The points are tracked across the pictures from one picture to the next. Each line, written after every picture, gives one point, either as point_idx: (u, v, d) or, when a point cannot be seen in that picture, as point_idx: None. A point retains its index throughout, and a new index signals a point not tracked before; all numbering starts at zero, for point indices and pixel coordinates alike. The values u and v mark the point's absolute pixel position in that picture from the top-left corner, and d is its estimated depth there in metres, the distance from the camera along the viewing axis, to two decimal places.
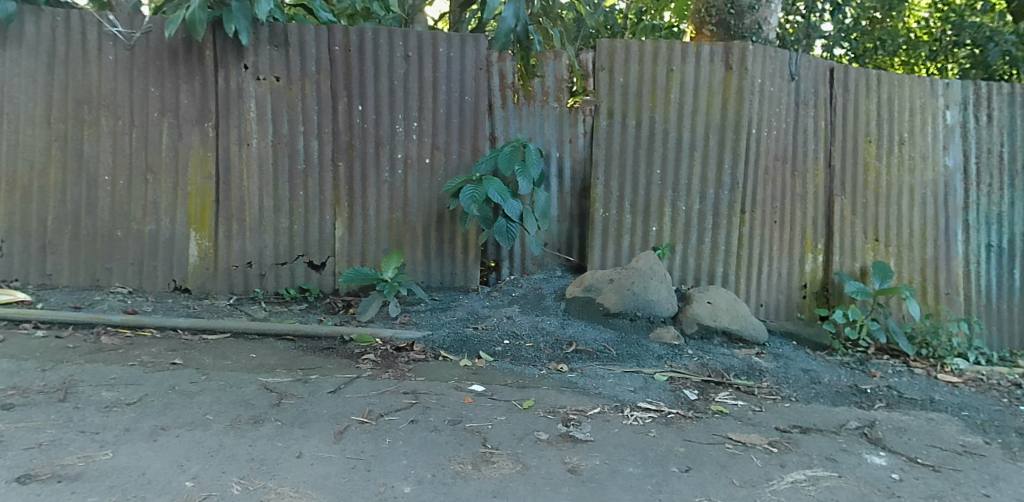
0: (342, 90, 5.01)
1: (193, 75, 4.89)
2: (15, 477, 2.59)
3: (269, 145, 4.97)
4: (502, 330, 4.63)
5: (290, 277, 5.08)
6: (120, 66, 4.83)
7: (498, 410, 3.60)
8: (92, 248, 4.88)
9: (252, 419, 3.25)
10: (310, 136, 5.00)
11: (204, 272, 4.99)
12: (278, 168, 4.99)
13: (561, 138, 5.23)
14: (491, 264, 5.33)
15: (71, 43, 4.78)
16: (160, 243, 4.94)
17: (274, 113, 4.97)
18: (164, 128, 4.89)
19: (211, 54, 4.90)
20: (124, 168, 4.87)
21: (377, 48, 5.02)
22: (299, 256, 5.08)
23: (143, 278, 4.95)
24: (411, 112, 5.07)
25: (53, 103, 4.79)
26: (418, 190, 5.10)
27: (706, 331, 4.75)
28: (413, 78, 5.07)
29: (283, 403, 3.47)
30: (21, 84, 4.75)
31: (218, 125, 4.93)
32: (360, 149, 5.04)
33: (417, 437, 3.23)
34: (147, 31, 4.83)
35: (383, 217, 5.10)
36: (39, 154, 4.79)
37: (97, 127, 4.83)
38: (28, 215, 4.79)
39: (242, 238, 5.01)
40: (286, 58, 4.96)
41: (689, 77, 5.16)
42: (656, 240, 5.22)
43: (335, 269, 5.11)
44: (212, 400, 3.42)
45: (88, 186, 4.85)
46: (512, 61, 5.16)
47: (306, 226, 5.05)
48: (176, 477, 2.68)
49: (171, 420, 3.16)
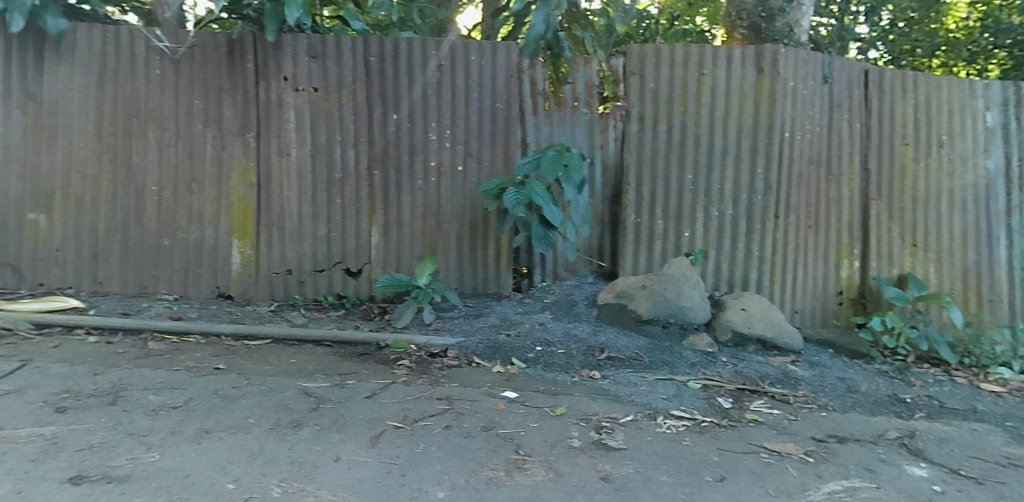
0: (377, 99, 5.12)
1: (236, 87, 5.05)
2: (68, 478, 2.61)
3: (307, 154, 5.10)
4: (534, 336, 4.67)
5: (327, 284, 5.20)
6: (167, 79, 5.00)
7: (531, 417, 3.65)
8: (140, 256, 5.06)
9: (292, 423, 3.34)
10: (346, 145, 5.12)
11: (246, 279, 5.14)
12: (316, 176, 5.12)
13: (592, 144, 5.27)
14: (523, 270, 5.38)
15: (121, 58, 4.96)
16: (204, 250, 5.10)
17: (312, 123, 5.10)
18: (208, 139, 5.05)
19: (253, 66, 5.05)
20: (170, 178, 5.05)
21: (411, 58, 5.13)
22: (337, 264, 5.20)
23: (188, 286, 5.12)
24: (444, 120, 5.15)
25: (104, 116, 4.97)
26: (451, 197, 5.18)
27: (741, 338, 4.74)
28: (446, 85, 5.15)
29: (321, 408, 3.57)
30: (73, 98, 4.94)
31: (259, 136, 5.08)
32: (395, 157, 5.14)
33: (451, 443, 3.30)
34: (192, 45, 5.01)
35: (417, 224, 5.19)
36: (90, 166, 4.98)
37: (145, 139, 5.01)
38: (80, 226, 4.98)
39: (282, 246, 5.15)
40: (323, 68, 5.09)
41: (722, 81, 5.15)
42: (689, 246, 5.21)
43: (371, 276, 5.22)
44: (253, 404, 3.52)
45: (137, 196, 5.03)
46: (543, 67, 5.21)
47: (343, 233, 5.17)
48: (219, 479, 2.75)
49: (214, 424, 3.23)
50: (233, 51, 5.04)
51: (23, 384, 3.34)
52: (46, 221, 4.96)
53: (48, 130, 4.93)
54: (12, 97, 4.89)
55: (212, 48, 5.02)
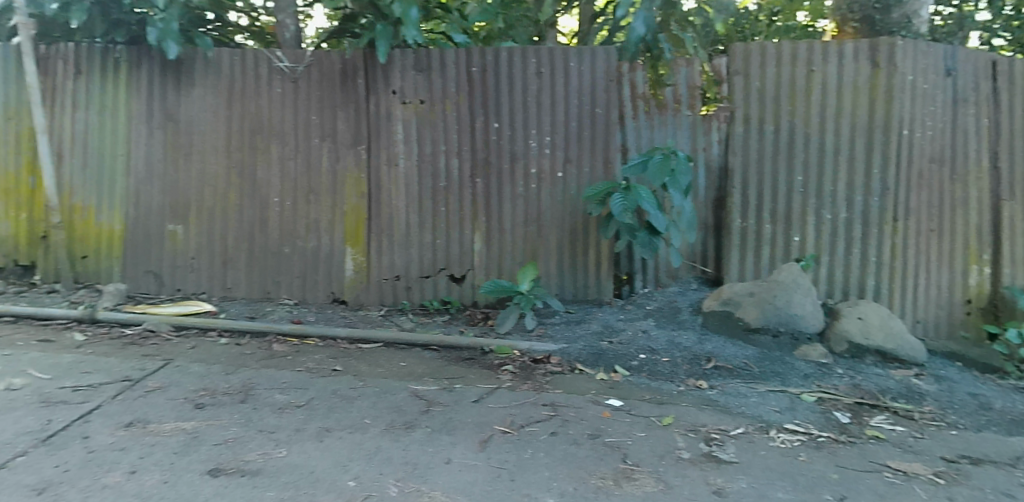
0: (479, 109, 5.22)
1: (349, 102, 5.30)
2: (208, 470, 2.68)
3: (414, 165, 5.28)
4: (638, 344, 4.62)
5: (433, 290, 5.34)
6: (287, 97, 5.32)
7: (637, 426, 3.60)
8: (264, 263, 5.39)
9: (405, 425, 3.44)
10: (450, 154, 5.25)
11: (358, 285, 5.37)
12: (422, 185, 5.28)
13: (695, 147, 5.12)
14: (623, 276, 5.32)
15: (247, 78, 5.32)
16: (320, 257, 5.38)
17: (418, 134, 5.27)
18: (323, 152, 5.33)
19: (363, 82, 5.28)
20: (290, 190, 5.35)
21: (511, 66, 5.19)
22: (441, 270, 5.33)
23: (306, 291, 5.41)
24: (545, 126, 5.19)
25: (233, 134, 5.34)
26: (551, 203, 5.21)
27: (857, 349, 4.46)
28: (546, 92, 5.19)
29: (431, 410, 3.66)
30: (205, 117, 5.33)
31: (370, 148, 5.30)
32: (496, 165, 5.22)
33: (557, 450, 3.31)
34: (309, 64, 5.30)
35: (518, 231, 5.25)
36: (220, 180, 5.35)
37: (268, 154, 5.34)
38: (213, 236, 5.38)
39: (391, 253, 5.34)
40: (428, 81, 5.25)
41: (832, 77, 4.89)
42: (799, 251, 4.98)
43: (474, 282, 5.32)
44: (369, 405, 3.66)
45: (261, 207, 5.36)
46: (642, 69, 5.14)
47: (447, 240, 5.30)
48: (340, 476, 2.81)
49: (334, 423, 3.36)
50: (345, 68, 5.29)
51: (166, 382, 3.51)
52: (183, 232, 5.38)
53: (184, 148, 5.34)
54: (154, 119, 5.34)
55: (327, 66, 5.29)
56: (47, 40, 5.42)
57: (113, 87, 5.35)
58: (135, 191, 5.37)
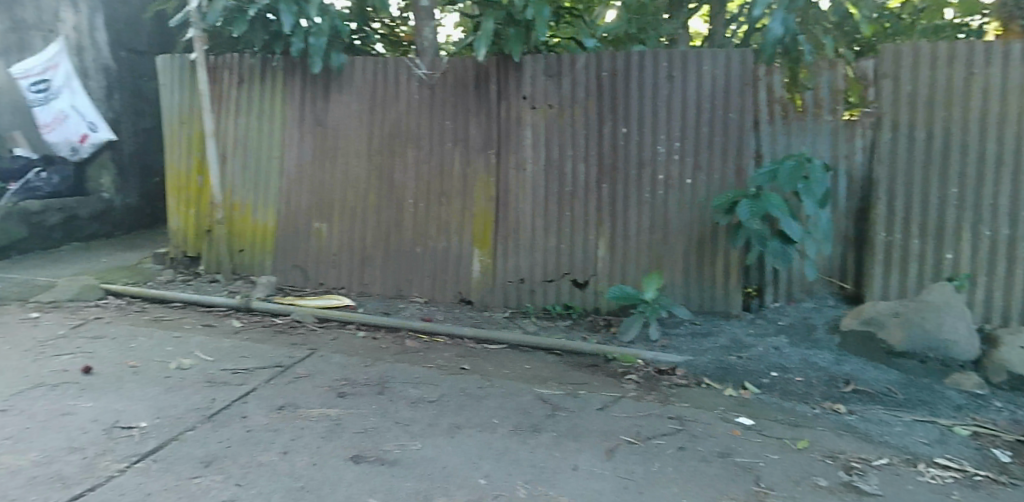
0: (607, 114, 5.14)
1: (481, 108, 5.40)
2: (350, 457, 2.76)
3: (541, 169, 5.30)
4: (769, 361, 4.40)
5: (556, 294, 5.35)
6: (424, 103, 5.51)
7: (768, 448, 3.42)
8: (398, 261, 5.63)
9: (531, 428, 3.42)
10: (576, 159, 5.22)
11: (484, 287, 5.49)
12: (548, 190, 5.30)
13: (835, 155, 4.81)
14: (752, 290, 5.08)
15: (388, 85, 5.56)
16: (449, 257, 5.54)
17: (547, 138, 5.28)
18: (456, 156, 5.48)
19: (495, 87, 5.36)
20: (423, 191, 5.54)
21: (641, 70, 5.05)
22: (564, 274, 5.33)
23: (435, 290, 5.58)
24: (674, 131, 5.01)
25: (374, 138, 5.62)
26: (679, 211, 5.04)
27: (1020, 381, 3.95)
28: (677, 97, 5.00)
29: (556, 415, 3.63)
30: (350, 123, 5.65)
31: (500, 152, 5.38)
32: (623, 171, 5.13)
33: (686, 466, 3.19)
34: (444, 71, 5.46)
35: (643, 237, 5.13)
36: (361, 182, 5.65)
37: (405, 157, 5.57)
38: (353, 234, 5.69)
39: (516, 256, 5.41)
40: (558, 86, 5.24)
41: (996, 83, 4.34)
42: (951, 270, 4.50)
43: (597, 289, 5.27)
44: (496, 405, 3.67)
45: (397, 207, 5.60)
46: (781, 73, 4.82)
47: (571, 246, 5.29)
48: (471, 474, 2.81)
49: (464, 420, 3.39)
50: (479, 75, 5.41)
51: (312, 370, 3.72)
52: (327, 230, 5.73)
53: (330, 151, 5.69)
54: (305, 124, 5.72)
55: (462, 73, 5.43)
56: (217, 52, 5.95)
57: (271, 94, 5.79)
58: (287, 190, 5.78)
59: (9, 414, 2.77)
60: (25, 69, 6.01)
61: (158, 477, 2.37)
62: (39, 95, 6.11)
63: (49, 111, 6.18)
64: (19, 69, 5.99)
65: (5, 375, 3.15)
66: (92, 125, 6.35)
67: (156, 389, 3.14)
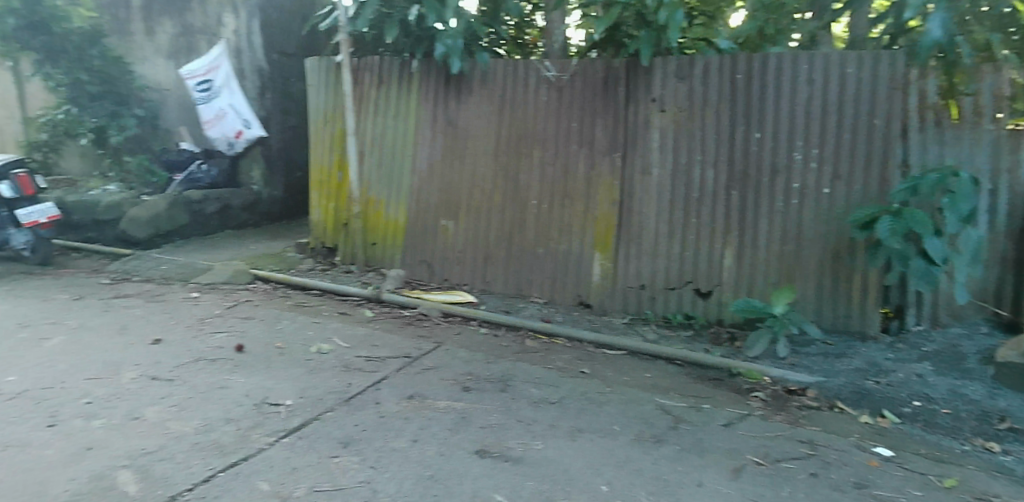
0: (740, 118, 4.72)
1: (608, 110, 5.16)
2: (475, 450, 2.78)
3: (667, 174, 4.98)
4: (911, 388, 3.84)
5: (678, 303, 5.02)
6: (551, 105, 5.36)
7: (912, 483, 2.99)
8: (520, 262, 5.58)
9: (653, 438, 3.24)
10: (705, 165, 4.84)
11: (604, 290, 5.29)
12: (674, 195, 4.97)
13: (996, 169, 4.29)
14: (892, 310, 4.54)
15: (517, 87, 5.48)
16: (570, 261, 5.38)
17: (674, 143, 4.94)
18: (580, 159, 5.28)
19: (624, 88, 5.09)
20: (546, 193, 5.42)
21: (780, 73, 4.59)
22: (687, 283, 4.98)
23: (555, 292, 5.47)
24: (812, 139, 4.52)
25: (501, 139, 5.57)
26: (814, 223, 4.55)
27: None
28: (817, 102, 4.50)
29: (679, 427, 3.42)
30: (479, 123, 5.65)
31: (625, 156, 5.12)
32: (755, 178, 4.70)
33: (818, 493, 2.86)
34: (574, 73, 5.27)
35: (773, 251, 4.68)
36: (487, 182, 5.65)
37: (530, 158, 5.46)
38: (477, 232, 5.73)
39: (638, 261, 5.14)
40: (689, 90, 4.88)
41: None
42: None
43: (721, 299, 4.87)
44: (618, 412, 3.51)
45: (520, 208, 5.53)
46: (935, 78, 4.25)
47: (695, 251, 4.93)
48: (593, 479, 2.70)
49: (585, 424, 3.27)
50: (608, 76, 5.15)
51: (438, 362, 3.84)
52: (452, 227, 5.82)
53: (459, 151, 5.74)
54: (438, 124, 5.81)
55: (591, 74, 5.20)
56: (362, 55, 6.21)
57: (407, 95, 5.95)
58: (418, 188, 5.93)
59: (174, 384, 3.04)
60: (193, 70, 6.58)
61: (303, 453, 2.52)
62: (205, 94, 6.60)
63: (212, 109, 6.65)
64: (188, 69, 6.58)
65: (171, 349, 3.47)
66: (246, 122, 6.61)
67: (299, 370, 3.34)
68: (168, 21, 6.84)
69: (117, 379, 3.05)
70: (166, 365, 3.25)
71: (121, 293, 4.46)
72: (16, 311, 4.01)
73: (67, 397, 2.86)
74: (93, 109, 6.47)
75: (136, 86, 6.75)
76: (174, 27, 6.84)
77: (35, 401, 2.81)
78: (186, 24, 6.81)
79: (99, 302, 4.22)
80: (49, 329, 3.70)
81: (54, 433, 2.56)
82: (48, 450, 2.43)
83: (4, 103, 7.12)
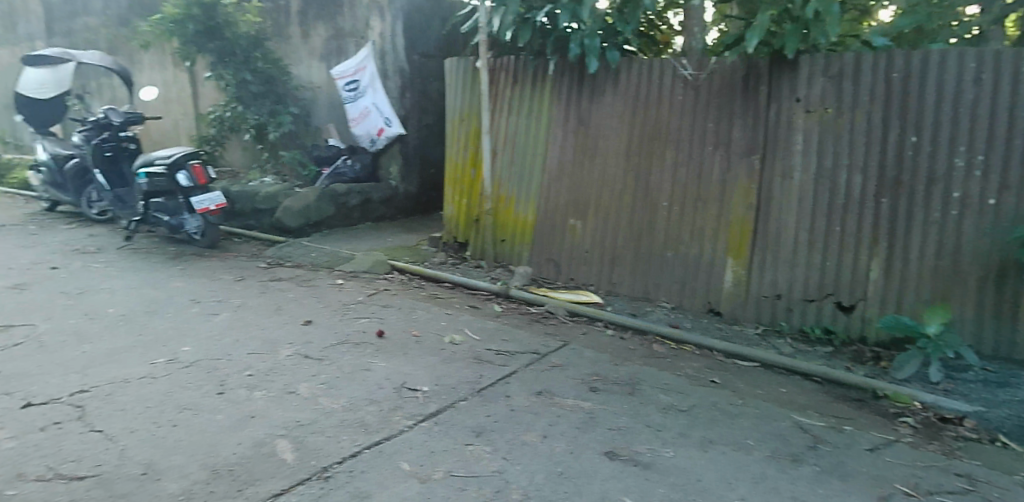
0: (895, 119, 4.14)
1: (748, 110, 4.70)
2: (604, 451, 2.76)
3: (810, 179, 4.46)
4: None
5: (816, 315, 4.48)
6: (687, 104, 4.97)
7: None
8: (647, 266, 5.22)
9: (790, 457, 2.96)
10: (853, 169, 4.29)
11: (736, 299, 4.82)
12: (817, 201, 4.43)
13: None
14: None
15: (652, 85, 5.12)
16: (700, 267, 4.95)
17: (821, 145, 4.41)
18: (715, 161, 4.84)
19: (766, 87, 4.61)
20: (678, 195, 5.02)
21: (944, 66, 3.97)
22: (827, 296, 4.43)
23: (683, 297, 5.05)
24: (977, 143, 3.90)
25: (632, 138, 5.24)
26: (976, 239, 3.93)
27: None
28: (986, 100, 3.86)
29: (818, 448, 3.09)
30: (611, 122, 5.35)
31: (765, 158, 4.64)
32: (909, 185, 4.11)
33: None
34: (711, 72, 4.83)
35: (926, 264, 4.08)
36: (617, 182, 5.33)
37: (662, 159, 5.09)
38: (604, 233, 5.42)
39: (774, 269, 4.64)
40: (840, 88, 4.33)
41: None
42: None
43: (865, 316, 4.30)
44: (751, 426, 3.24)
45: (649, 210, 5.17)
46: None
47: (838, 263, 4.38)
48: (726, 493, 2.56)
49: (716, 436, 3.08)
50: (749, 74, 4.69)
51: (566, 361, 3.79)
52: (580, 227, 5.56)
53: (590, 150, 5.47)
54: (569, 124, 5.59)
55: (729, 73, 4.75)
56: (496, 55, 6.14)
57: (541, 94, 5.78)
58: (547, 187, 5.75)
59: (323, 363, 3.26)
60: (342, 70, 6.83)
61: (439, 438, 2.62)
62: (351, 93, 6.86)
63: (358, 107, 6.89)
64: (337, 70, 6.85)
65: (320, 330, 3.72)
66: (387, 120, 6.79)
67: (434, 359, 3.48)
68: (322, 25, 7.14)
69: (274, 355, 3.31)
70: (316, 345, 3.48)
71: (276, 276, 4.84)
72: (190, 288, 4.45)
73: (233, 368, 3.14)
74: (255, 108, 7.00)
75: (292, 86, 7.23)
76: (326, 30, 7.13)
77: (208, 370, 3.11)
78: (337, 28, 7.06)
79: (258, 284, 4.60)
80: (217, 306, 4.09)
81: (222, 400, 2.82)
82: (218, 415, 2.68)
83: (181, 101, 7.88)
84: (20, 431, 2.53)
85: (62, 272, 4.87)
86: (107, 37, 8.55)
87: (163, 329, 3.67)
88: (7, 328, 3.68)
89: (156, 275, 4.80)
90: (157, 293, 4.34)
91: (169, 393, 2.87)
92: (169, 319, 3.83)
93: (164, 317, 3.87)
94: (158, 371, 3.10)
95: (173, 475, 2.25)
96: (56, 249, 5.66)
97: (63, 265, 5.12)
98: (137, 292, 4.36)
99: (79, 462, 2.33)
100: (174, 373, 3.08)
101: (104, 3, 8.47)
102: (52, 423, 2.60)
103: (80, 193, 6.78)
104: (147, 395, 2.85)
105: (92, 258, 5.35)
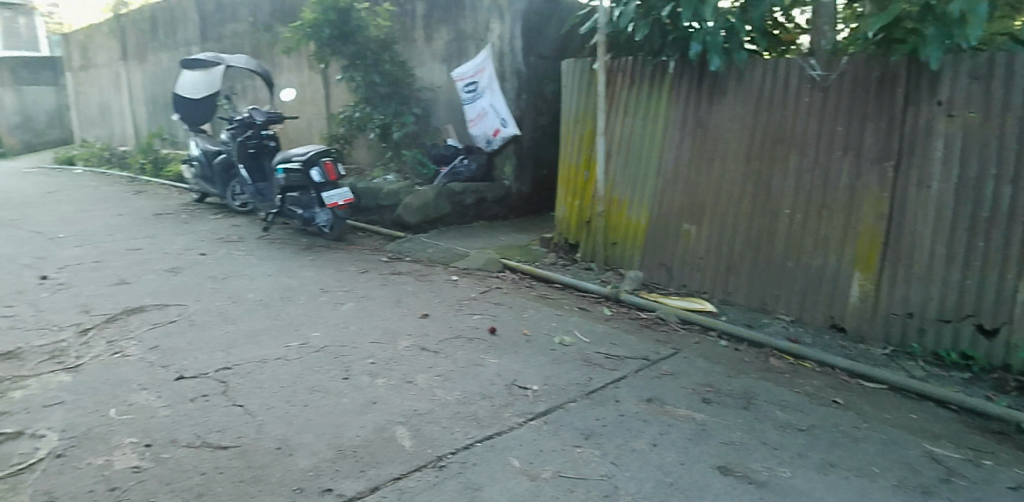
0: None
1: (882, 113, 4.25)
2: (716, 466, 2.68)
3: (951, 190, 3.97)
4: None
5: (953, 338, 4.00)
6: (814, 107, 4.56)
7: None
8: (767, 276, 4.85)
9: (921, 488, 2.75)
10: (1002, 180, 3.78)
11: (862, 313, 4.38)
12: (958, 214, 3.95)
13: None
14: None
15: (777, 86, 4.73)
16: (824, 280, 4.55)
17: (964, 152, 3.92)
18: (844, 168, 4.43)
19: (903, 91, 4.15)
20: (803, 202, 4.63)
21: None
22: (968, 317, 3.94)
23: (804, 309, 4.67)
24: None
25: (754, 142, 4.87)
26: None
27: None
28: None
29: (954, 482, 2.84)
30: (731, 125, 5.00)
31: (899, 165, 4.18)
32: None
33: None
34: (842, 72, 4.41)
35: None
36: (736, 188, 4.98)
37: (786, 164, 4.71)
38: (721, 240, 5.08)
39: (907, 287, 4.17)
40: (988, 91, 3.83)
41: None
42: None
43: (1010, 341, 3.80)
44: (877, 452, 3.03)
45: (771, 218, 4.79)
46: None
47: (981, 282, 3.88)
48: None
49: (838, 459, 2.91)
50: (884, 75, 4.23)
51: (677, 369, 3.71)
52: (695, 233, 5.22)
53: (707, 153, 5.13)
54: (686, 125, 5.26)
55: (863, 74, 4.32)
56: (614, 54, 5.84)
57: (656, 94, 5.46)
58: (662, 190, 5.43)
59: (439, 356, 3.39)
60: (462, 72, 7.04)
61: (549, 438, 2.67)
62: (470, 94, 7.04)
63: (475, 108, 7.05)
64: (458, 72, 7.06)
65: (436, 324, 3.87)
66: (503, 121, 6.89)
67: (545, 358, 3.53)
68: (444, 29, 7.37)
69: (394, 345, 3.48)
70: (433, 338, 3.63)
71: (396, 270, 5.07)
72: (319, 278, 4.76)
73: (357, 356, 3.33)
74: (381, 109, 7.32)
75: (415, 87, 7.52)
76: (448, 33, 7.35)
77: (335, 356, 3.32)
78: (458, 31, 7.26)
79: (379, 277, 4.84)
80: (343, 296, 4.34)
81: (347, 385, 3.00)
82: (344, 399, 2.86)
83: (314, 102, 8.40)
84: (175, 401, 2.81)
85: (210, 258, 5.35)
86: (252, 42, 9.25)
87: (296, 315, 3.94)
88: (165, 306, 4.08)
89: (289, 264, 5.16)
90: (290, 280, 4.67)
91: (301, 376, 3.09)
92: (301, 306, 4.12)
93: (296, 304, 4.16)
94: (291, 354, 3.34)
95: (304, 451, 2.43)
96: (205, 237, 6.22)
97: (210, 251, 5.61)
98: (273, 279, 4.71)
99: (223, 432, 2.56)
100: (305, 356, 3.31)
101: (250, 10, 9.16)
102: (201, 396, 2.87)
103: (225, 186, 7.38)
104: (282, 376, 3.08)
105: (234, 246, 5.82)
